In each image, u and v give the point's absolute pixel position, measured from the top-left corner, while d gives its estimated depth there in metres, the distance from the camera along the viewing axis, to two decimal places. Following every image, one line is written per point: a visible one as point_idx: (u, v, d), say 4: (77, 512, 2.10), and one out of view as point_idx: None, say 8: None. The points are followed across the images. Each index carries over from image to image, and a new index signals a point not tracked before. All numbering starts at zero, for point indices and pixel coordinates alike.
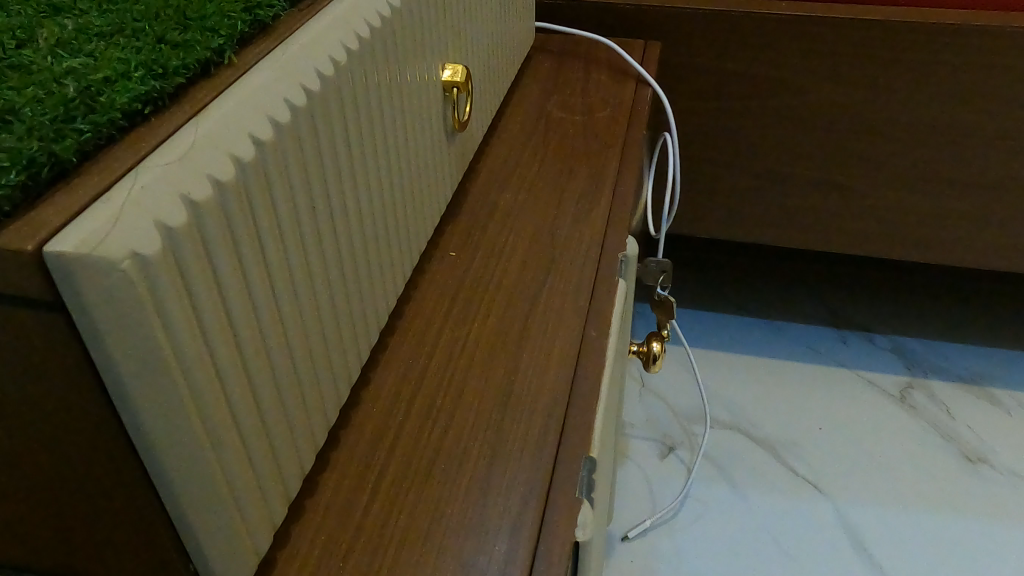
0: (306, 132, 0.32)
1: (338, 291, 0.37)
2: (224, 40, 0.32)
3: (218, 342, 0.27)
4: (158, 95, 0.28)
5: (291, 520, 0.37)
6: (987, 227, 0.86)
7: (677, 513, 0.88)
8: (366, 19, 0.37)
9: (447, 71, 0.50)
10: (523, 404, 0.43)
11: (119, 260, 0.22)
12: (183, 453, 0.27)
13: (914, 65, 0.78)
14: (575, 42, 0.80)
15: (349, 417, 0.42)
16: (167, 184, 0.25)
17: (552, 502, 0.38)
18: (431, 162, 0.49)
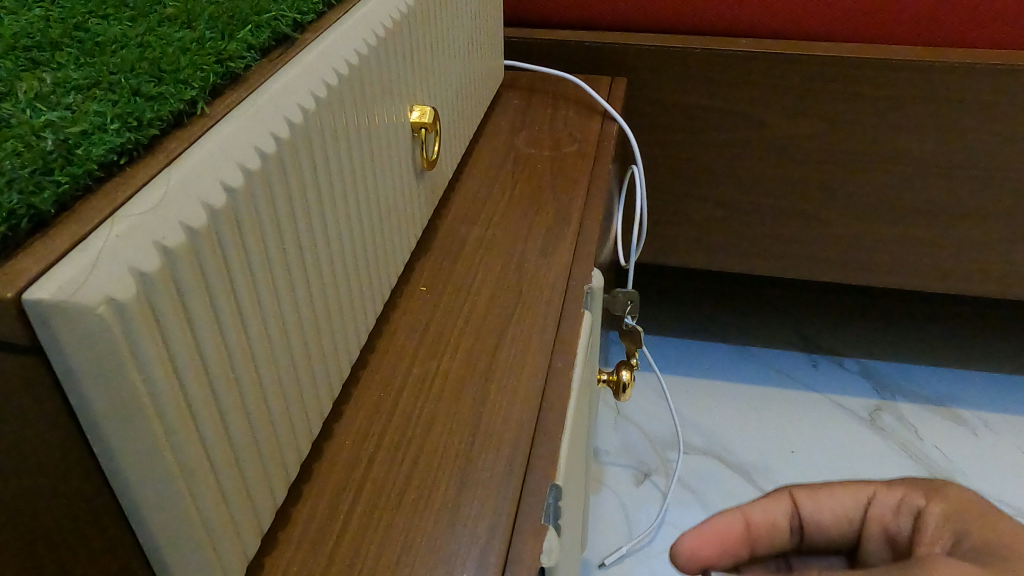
0: (275, 177, 0.34)
1: (310, 327, 0.39)
2: (197, 91, 0.34)
3: (191, 379, 0.29)
4: (133, 146, 0.30)
5: (263, 552, 0.38)
6: (957, 255, 0.88)
7: (653, 540, 0.88)
8: (333, 67, 0.40)
9: (415, 113, 0.52)
10: (490, 434, 0.45)
11: (95, 306, 0.24)
12: (157, 487, 0.28)
13: (877, 99, 0.80)
14: (542, 79, 0.84)
15: (321, 451, 0.44)
16: (142, 232, 0.26)
17: (518, 530, 0.40)
18: (401, 200, 0.51)
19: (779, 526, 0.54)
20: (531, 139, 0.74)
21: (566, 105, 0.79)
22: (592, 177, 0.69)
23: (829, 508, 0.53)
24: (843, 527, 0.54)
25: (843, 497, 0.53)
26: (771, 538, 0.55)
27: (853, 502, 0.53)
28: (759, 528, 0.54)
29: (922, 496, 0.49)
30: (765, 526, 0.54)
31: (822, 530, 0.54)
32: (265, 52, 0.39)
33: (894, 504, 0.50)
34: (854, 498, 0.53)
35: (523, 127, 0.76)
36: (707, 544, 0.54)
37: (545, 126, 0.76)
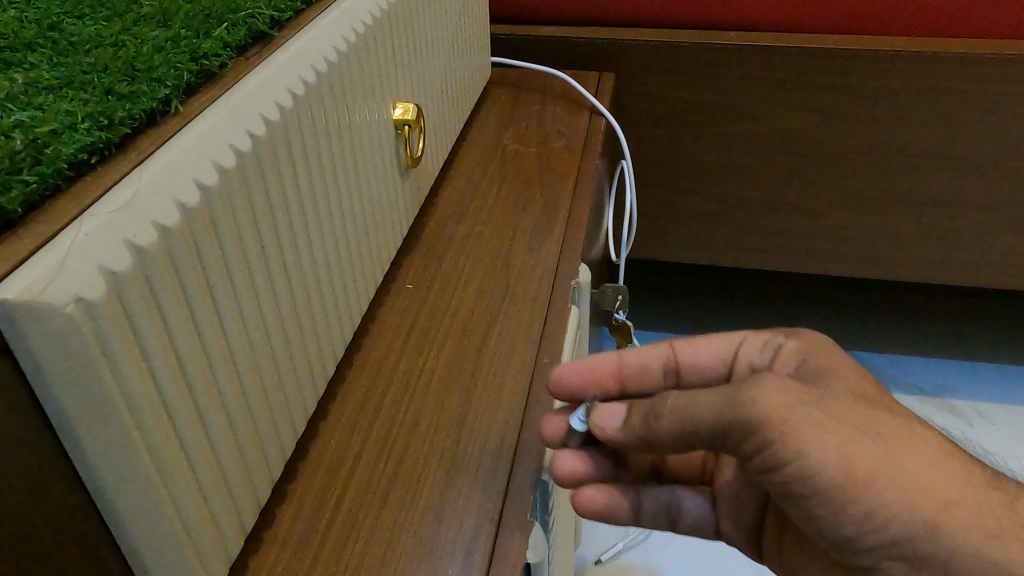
0: (252, 175, 0.34)
1: (291, 326, 0.39)
2: (170, 90, 0.33)
3: (166, 379, 0.28)
4: (104, 145, 0.29)
5: (247, 553, 0.38)
6: (950, 243, 0.88)
7: (649, 534, 0.86)
8: (312, 64, 0.39)
9: (398, 110, 0.51)
10: (476, 431, 0.45)
11: (63, 305, 0.24)
12: (133, 488, 0.28)
13: (865, 90, 0.80)
14: (530, 76, 0.84)
15: (306, 450, 0.43)
16: (111, 232, 0.26)
17: (504, 527, 0.39)
18: (385, 198, 0.51)
19: (653, 376, 0.46)
20: (519, 136, 0.74)
21: (554, 102, 0.79)
22: (580, 173, 0.68)
23: (707, 352, 0.45)
24: (717, 373, 0.46)
25: (720, 344, 0.45)
26: (646, 383, 0.46)
27: (727, 344, 0.45)
28: (631, 373, 0.46)
29: (785, 333, 0.42)
30: (638, 371, 0.46)
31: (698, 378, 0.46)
32: (241, 50, 0.39)
33: (759, 342, 0.43)
34: (728, 345, 0.45)
35: (510, 124, 0.76)
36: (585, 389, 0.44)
37: (533, 123, 0.76)
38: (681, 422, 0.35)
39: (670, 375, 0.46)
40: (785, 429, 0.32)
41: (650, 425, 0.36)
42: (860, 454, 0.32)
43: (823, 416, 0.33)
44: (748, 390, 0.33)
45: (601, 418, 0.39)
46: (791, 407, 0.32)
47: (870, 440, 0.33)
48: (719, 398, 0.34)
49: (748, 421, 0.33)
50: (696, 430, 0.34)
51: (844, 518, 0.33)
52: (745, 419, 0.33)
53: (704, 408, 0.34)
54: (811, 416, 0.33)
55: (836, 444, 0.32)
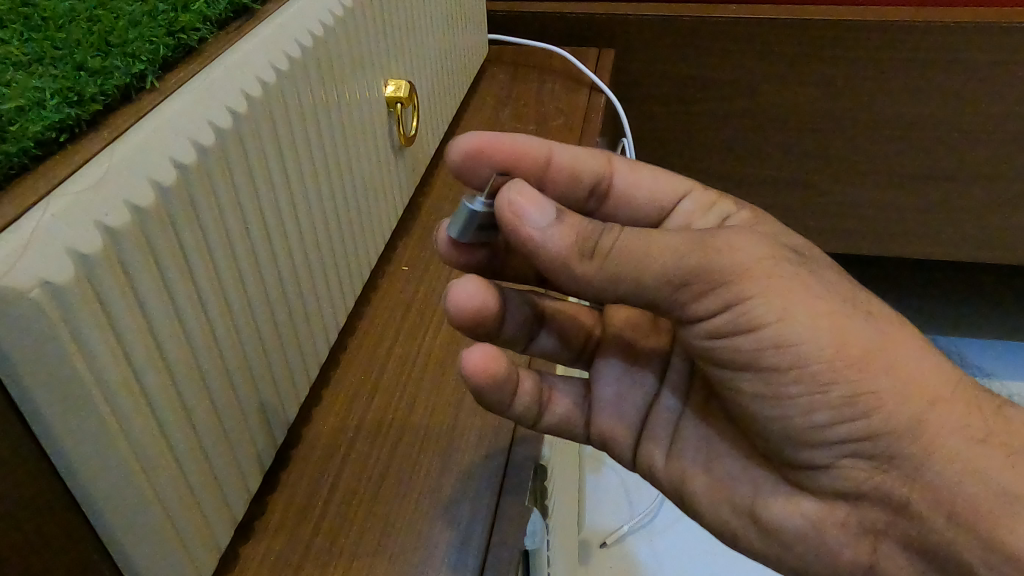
0: (234, 153, 0.32)
1: (280, 308, 0.38)
2: (146, 65, 0.32)
3: (145, 365, 0.27)
4: (74, 122, 0.28)
5: (239, 541, 0.37)
6: (957, 219, 0.87)
7: (655, 517, 0.85)
8: (296, 38, 0.38)
9: (390, 87, 0.50)
10: (473, 414, 0.44)
11: (28, 289, 0.23)
12: (113, 479, 0.27)
13: (869, 63, 0.78)
14: (529, 53, 0.82)
15: (300, 436, 0.42)
16: (79, 212, 0.25)
17: (502, 512, 0.39)
18: (378, 177, 0.50)
19: (585, 189, 0.43)
20: (516, 114, 0.72)
21: (552, 79, 0.78)
22: None
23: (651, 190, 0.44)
24: (643, 213, 0.44)
25: (662, 182, 0.44)
26: (569, 195, 0.43)
27: (668, 194, 0.44)
28: (558, 176, 0.42)
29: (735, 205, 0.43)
30: (568, 178, 0.42)
31: (624, 209, 0.44)
32: (222, 24, 0.38)
33: (704, 204, 0.43)
34: (673, 188, 0.44)
35: (507, 102, 0.74)
36: (498, 162, 0.41)
37: (532, 100, 0.75)
38: (629, 251, 0.30)
39: (596, 195, 0.43)
40: (767, 284, 0.31)
41: (589, 253, 0.31)
42: (862, 344, 0.32)
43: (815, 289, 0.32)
44: (718, 235, 0.32)
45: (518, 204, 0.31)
46: (776, 264, 0.32)
47: (879, 404, 0.32)
48: (685, 238, 0.31)
49: (721, 269, 0.31)
50: (639, 259, 0.30)
51: (819, 399, 0.32)
52: (712, 266, 0.31)
53: (657, 244, 0.30)
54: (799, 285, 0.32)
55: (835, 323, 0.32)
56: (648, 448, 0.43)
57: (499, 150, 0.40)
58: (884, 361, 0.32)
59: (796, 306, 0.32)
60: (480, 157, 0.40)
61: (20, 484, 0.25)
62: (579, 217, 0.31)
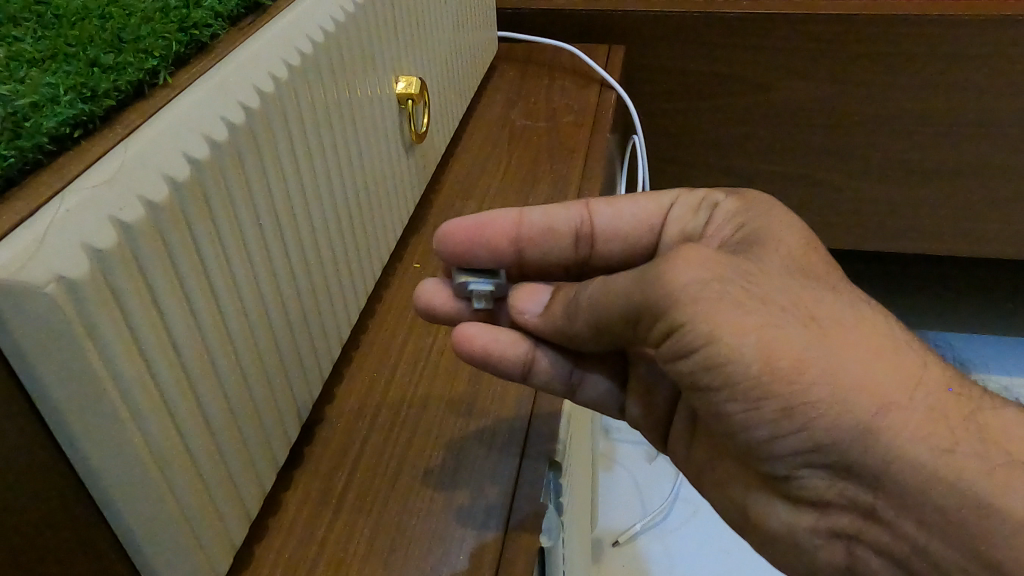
0: (247, 149, 0.32)
1: (292, 306, 0.37)
2: (159, 61, 0.32)
3: (160, 361, 0.27)
4: (88, 118, 0.28)
5: (252, 540, 0.37)
6: (971, 214, 0.86)
7: (667, 516, 0.84)
8: (308, 34, 0.38)
9: (401, 84, 0.49)
10: (486, 412, 0.44)
11: (43, 284, 0.22)
12: (127, 475, 0.27)
13: (881, 58, 0.77)
14: (538, 50, 0.82)
15: (313, 434, 0.42)
16: (93, 207, 0.25)
17: (517, 509, 0.38)
18: (389, 175, 0.49)
19: (565, 239, 0.43)
20: (527, 111, 0.72)
21: (562, 76, 0.77)
22: (589, 149, 0.67)
23: (632, 215, 0.42)
24: (639, 238, 0.43)
25: (644, 203, 0.43)
26: (552, 248, 0.43)
27: (654, 209, 0.42)
28: (534, 234, 0.43)
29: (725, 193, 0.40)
30: (543, 234, 0.43)
31: (615, 242, 0.43)
32: (234, 20, 0.38)
33: (693, 202, 0.41)
34: (656, 205, 0.42)
35: (517, 100, 0.74)
36: (466, 240, 0.42)
37: (542, 97, 0.74)
38: (597, 307, 0.35)
39: (583, 239, 0.43)
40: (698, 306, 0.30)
41: (572, 311, 0.37)
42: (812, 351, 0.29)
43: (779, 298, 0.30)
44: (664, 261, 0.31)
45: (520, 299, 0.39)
46: (720, 282, 0.30)
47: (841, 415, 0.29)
48: (633, 278, 0.33)
49: (660, 296, 0.31)
50: (609, 314, 0.34)
51: (755, 415, 0.30)
52: (657, 295, 0.31)
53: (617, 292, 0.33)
54: (747, 301, 0.30)
55: (802, 340, 0.29)
56: (668, 448, 0.43)
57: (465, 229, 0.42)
58: (882, 368, 0.29)
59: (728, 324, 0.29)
60: (451, 244, 0.42)
61: (37, 481, 0.25)
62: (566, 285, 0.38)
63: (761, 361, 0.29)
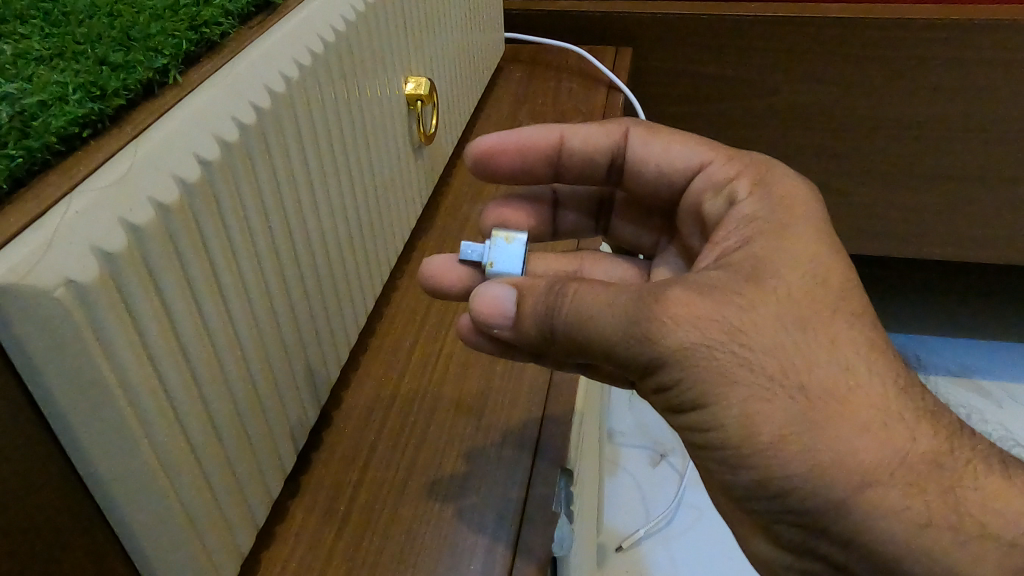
0: (258, 150, 0.32)
1: (301, 309, 0.37)
2: (168, 59, 0.31)
3: (169, 366, 0.27)
4: (97, 118, 0.27)
5: (258, 548, 0.36)
6: (978, 220, 0.85)
7: (671, 521, 0.84)
8: (318, 33, 0.37)
9: (410, 84, 0.49)
10: (496, 419, 0.43)
11: (52, 289, 0.22)
12: (135, 484, 0.26)
13: (889, 62, 0.77)
14: (545, 52, 0.82)
15: (321, 440, 0.42)
16: (103, 208, 0.24)
17: (528, 518, 0.38)
18: (398, 177, 0.49)
19: (604, 165, 0.45)
20: (534, 113, 0.71)
21: (570, 78, 0.77)
22: None
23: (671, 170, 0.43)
24: (664, 185, 0.44)
25: (680, 153, 0.43)
26: (586, 170, 0.46)
27: (684, 165, 0.43)
28: (572, 160, 0.45)
29: (746, 187, 0.38)
30: (587, 159, 0.45)
31: (645, 181, 0.45)
32: (244, 18, 0.37)
33: (720, 180, 0.40)
34: (688, 160, 0.42)
35: (524, 102, 0.73)
36: (510, 159, 0.45)
37: (549, 99, 0.74)
38: (576, 331, 0.33)
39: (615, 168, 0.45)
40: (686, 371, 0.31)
41: (548, 333, 0.34)
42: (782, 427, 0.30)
43: (770, 366, 0.31)
44: (650, 318, 0.31)
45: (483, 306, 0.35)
46: (709, 349, 0.31)
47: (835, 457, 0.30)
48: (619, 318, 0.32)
49: (647, 355, 0.31)
50: (584, 341, 0.33)
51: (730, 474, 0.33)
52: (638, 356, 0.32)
53: (599, 320, 0.32)
54: (735, 372, 0.31)
55: (791, 416, 0.30)
56: None
57: (512, 148, 0.44)
58: (869, 441, 0.30)
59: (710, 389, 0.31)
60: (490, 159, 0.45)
61: (42, 490, 0.24)
62: (540, 296, 0.34)
63: (746, 434, 0.31)
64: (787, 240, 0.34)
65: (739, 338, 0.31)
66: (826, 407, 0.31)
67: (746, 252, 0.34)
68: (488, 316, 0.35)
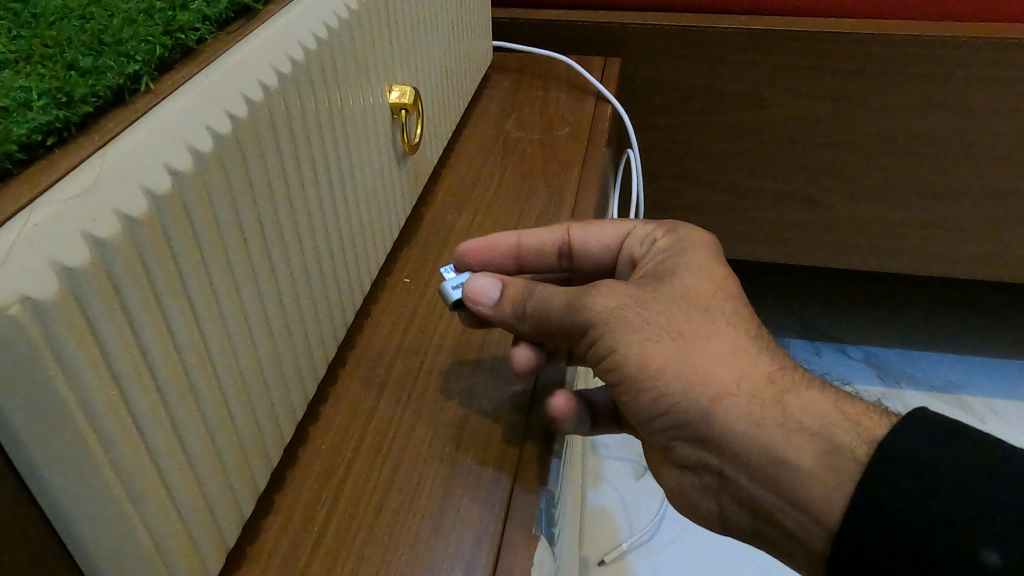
0: (233, 160, 0.31)
1: (277, 323, 0.36)
2: (141, 65, 0.30)
3: (134, 386, 0.26)
4: (62, 125, 0.26)
5: (230, 568, 0.35)
6: (964, 237, 0.85)
7: (653, 535, 0.83)
8: (299, 40, 0.36)
9: (394, 93, 0.48)
10: (477, 436, 0.42)
11: (6, 306, 0.21)
12: (95, 509, 0.25)
13: (876, 78, 0.77)
14: (533, 61, 0.81)
15: (296, 456, 0.41)
16: (64, 222, 0.23)
17: (509, 540, 0.37)
18: (381, 186, 0.48)
19: (551, 258, 0.48)
20: (521, 122, 0.71)
21: (558, 88, 0.76)
22: (585, 163, 0.65)
23: (597, 242, 0.46)
24: (606, 260, 0.47)
25: (608, 232, 0.46)
26: (541, 263, 0.48)
27: (615, 233, 0.46)
28: (527, 254, 0.48)
29: (664, 230, 0.44)
30: (535, 254, 0.48)
31: (590, 260, 0.47)
32: (222, 24, 0.36)
33: (645, 235, 0.44)
34: (617, 232, 0.46)
35: (512, 111, 0.73)
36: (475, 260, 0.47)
37: (536, 109, 0.73)
38: (542, 316, 0.41)
39: (566, 255, 0.48)
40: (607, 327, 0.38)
41: (520, 315, 0.42)
42: (663, 361, 0.37)
43: (661, 320, 0.38)
44: (593, 290, 0.39)
45: (472, 292, 0.42)
46: (620, 310, 0.38)
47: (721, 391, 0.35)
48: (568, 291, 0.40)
49: (583, 319, 0.39)
50: (549, 324, 0.40)
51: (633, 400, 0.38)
52: (576, 317, 0.39)
53: (553, 308, 0.40)
54: (637, 323, 0.38)
55: (671, 351, 0.37)
56: (669, 476, 0.41)
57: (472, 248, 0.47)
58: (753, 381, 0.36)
59: (618, 337, 0.38)
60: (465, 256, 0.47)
61: None
62: (518, 283, 0.42)
63: (640, 364, 0.37)
64: (689, 251, 0.41)
65: (642, 304, 0.38)
66: (699, 344, 0.37)
67: (655, 266, 0.41)
68: (475, 300, 0.42)
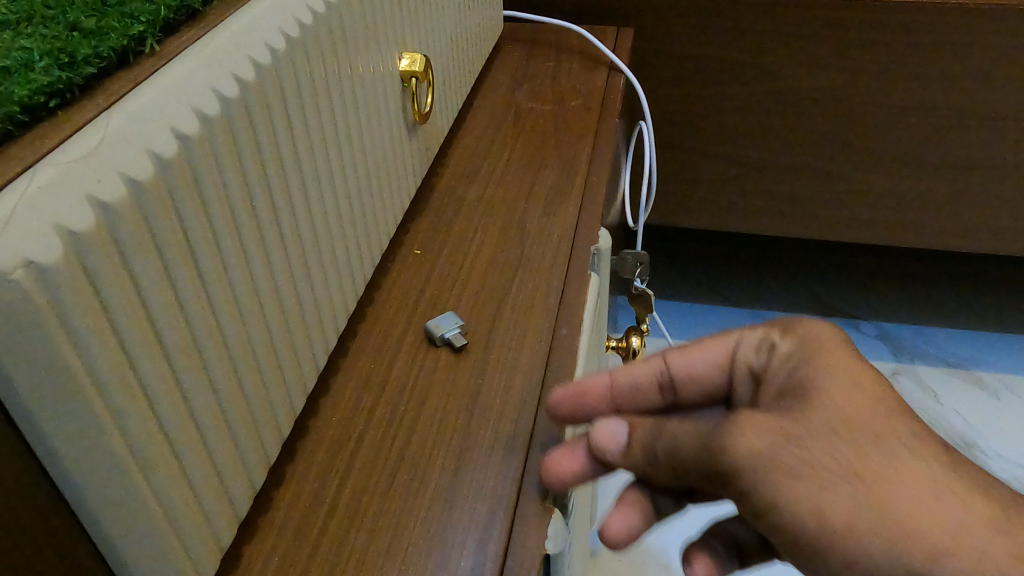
0: (241, 126, 0.30)
1: (286, 293, 0.35)
2: (145, 27, 0.29)
3: (141, 354, 0.25)
4: (65, 87, 0.26)
5: (241, 541, 0.35)
6: (980, 210, 0.84)
7: None
8: (308, 3, 0.35)
9: (404, 60, 0.47)
10: (490, 408, 0.41)
11: (11, 270, 0.20)
12: (105, 478, 0.25)
13: (892, 48, 0.75)
14: (544, 31, 0.79)
15: (307, 428, 0.40)
16: (68, 185, 0.23)
17: (522, 513, 0.36)
18: (391, 156, 0.47)
19: (649, 395, 0.39)
20: (533, 93, 0.69)
21: (570, 57, 0.75)
22: (597, 133, 0.64)
23: (702, 364, 0.37)
24: (718, 386, 0.38)
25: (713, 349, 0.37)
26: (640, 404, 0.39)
27: (720, 347, 0.37)
28: (625, 397, 0.39)
29: (779, 329, 0.35)
30: (632, 393, 0.39)
31: (698, 388, 0.38)
32: None
33: (761, 342, 0.36)
34: (722, 345, 0.37)
35: (523, 81, 0.71)
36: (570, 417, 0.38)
37: (548, 78, 0.72)
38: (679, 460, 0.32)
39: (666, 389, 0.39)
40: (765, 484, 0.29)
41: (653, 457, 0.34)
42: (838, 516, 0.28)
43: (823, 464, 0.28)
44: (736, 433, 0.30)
45: (600, 440, 0.35)
46: (775, 456, 0.29)
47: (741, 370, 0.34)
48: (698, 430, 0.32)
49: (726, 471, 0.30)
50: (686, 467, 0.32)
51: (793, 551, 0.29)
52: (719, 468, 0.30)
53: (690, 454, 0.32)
54: (791, 469, 0.29)
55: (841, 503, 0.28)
56: None
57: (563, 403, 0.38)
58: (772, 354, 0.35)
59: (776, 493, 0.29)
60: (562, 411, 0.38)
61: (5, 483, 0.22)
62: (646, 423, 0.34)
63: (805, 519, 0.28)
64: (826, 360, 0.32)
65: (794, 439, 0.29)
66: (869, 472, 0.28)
67: (791, 383, 0.32)
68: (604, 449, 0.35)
